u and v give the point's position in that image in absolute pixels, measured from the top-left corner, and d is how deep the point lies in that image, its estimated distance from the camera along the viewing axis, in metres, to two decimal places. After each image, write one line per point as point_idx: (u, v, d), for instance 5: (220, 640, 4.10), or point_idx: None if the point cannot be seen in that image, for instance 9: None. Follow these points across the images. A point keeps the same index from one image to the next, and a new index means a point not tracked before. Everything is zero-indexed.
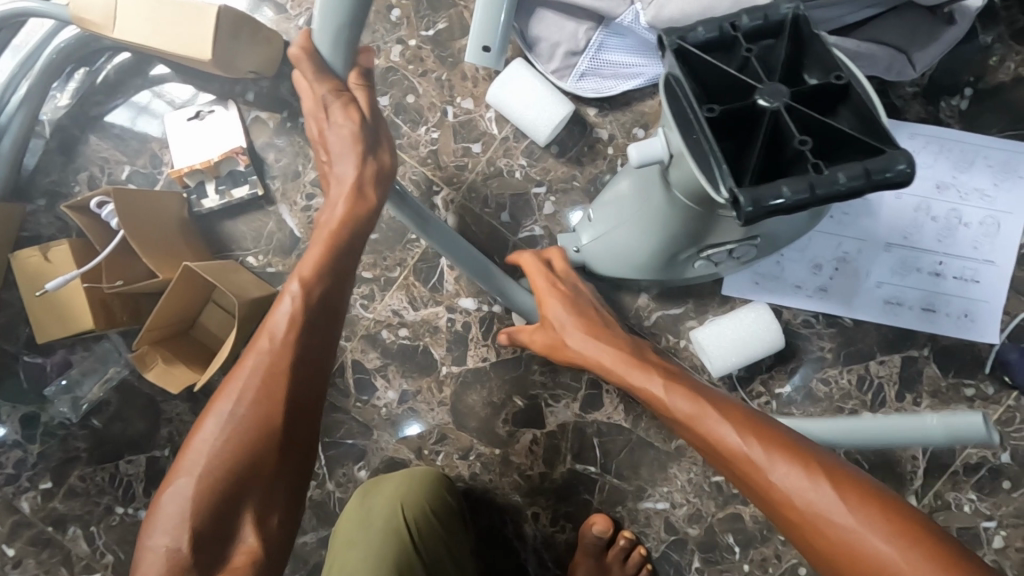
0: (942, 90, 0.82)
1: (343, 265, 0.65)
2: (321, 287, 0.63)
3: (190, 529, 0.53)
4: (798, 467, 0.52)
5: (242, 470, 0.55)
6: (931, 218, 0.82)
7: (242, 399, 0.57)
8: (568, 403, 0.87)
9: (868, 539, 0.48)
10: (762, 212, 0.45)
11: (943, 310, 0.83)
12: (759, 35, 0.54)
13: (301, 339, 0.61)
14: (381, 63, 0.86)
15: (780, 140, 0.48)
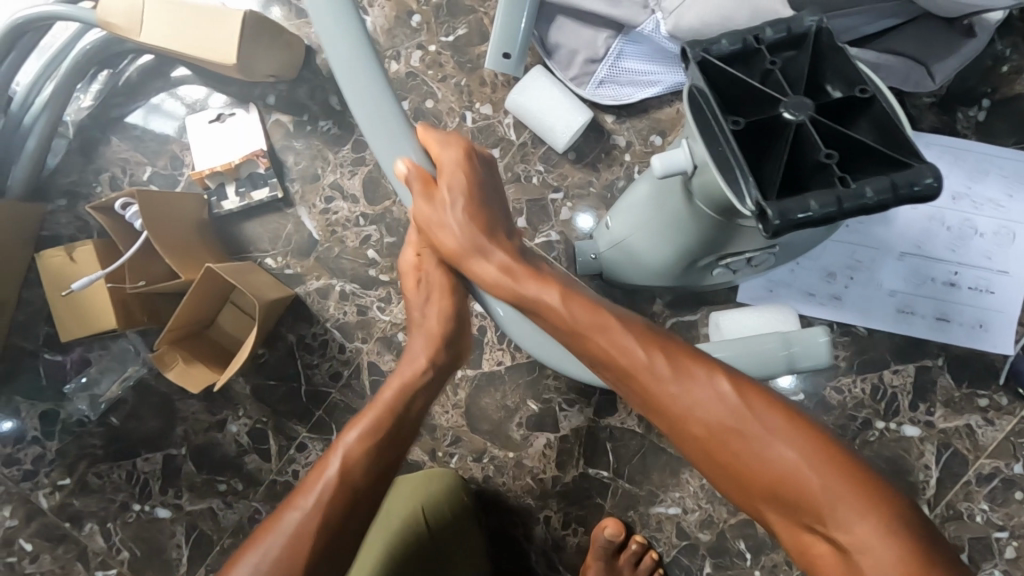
0: (959, 100, 0.82)
1: (393, 455, 0.62)
2: (375, 432, 0.62)
3: None
4: (695, 376, 0.53)
5: None
6: (945, 228, 0.83)
7: (262, 564, 0.55)
8: (581, 407, 0.87)
9: (772, 446, 0.50)
10: (788, 225, 0.45)
11: (957, 319, 0.83)
12: (780, 47, 0.54)
13: (338, 507, 0.57)
14: (400, 68, 0.87)
15: (805, 152, 0.48)
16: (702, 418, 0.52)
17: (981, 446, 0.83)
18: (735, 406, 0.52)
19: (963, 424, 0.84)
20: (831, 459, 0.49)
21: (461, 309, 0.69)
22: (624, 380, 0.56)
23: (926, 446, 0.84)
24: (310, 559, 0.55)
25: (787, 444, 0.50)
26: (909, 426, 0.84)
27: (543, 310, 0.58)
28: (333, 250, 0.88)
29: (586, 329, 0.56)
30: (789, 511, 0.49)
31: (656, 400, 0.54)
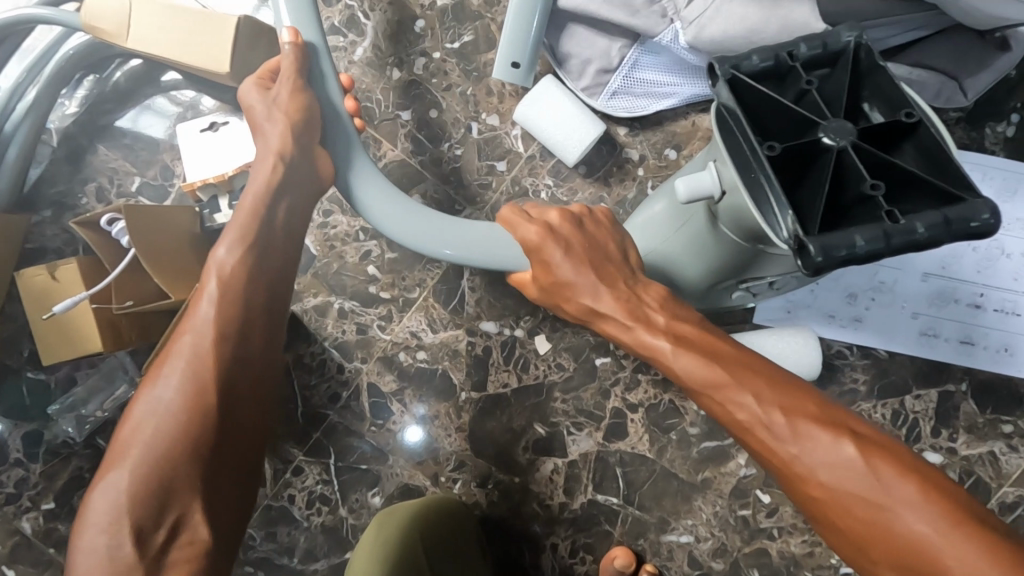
0: (987, 116, 0.79)
1: (262, 272, 0.63)
2: (243, 251, 0.61)
3: (130, 523, 0.50)
4: (831, 431, 0.50)
5: (178, 451, 0.53)
6: (971, 249, 0.80)
7: (173, 381, 0.56)
8: (590, 432, 0.84)
9: (904, 510, 0.46)
10: (833, 262, 0.42)
11: (982, 343, 0.80)
12: (816, 65, 0.51)
13: (231, 310, 0.59)
14: (403, 76, 0.83)
15: (847, 182, 0.45)
16: (827, 475, 0.49)
17: (1005, 475, 0.80)
18: (863, 464, 0.48)
19: (986, 451, 0.81)
20: (964, 524, 0.45)
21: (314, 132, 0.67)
22: (737, 427, 0.54)
23: (948, 474, 0.81)
24: (217, 363, 0.57)
25: (763, 389, 0.53)
26: (931, 453, 0.81)
27: (655, 355, 0.59)
28: (331, 266, 0.85)
29: (707, 386, 0.55)
30: None
31: (773, 453, 0.52)
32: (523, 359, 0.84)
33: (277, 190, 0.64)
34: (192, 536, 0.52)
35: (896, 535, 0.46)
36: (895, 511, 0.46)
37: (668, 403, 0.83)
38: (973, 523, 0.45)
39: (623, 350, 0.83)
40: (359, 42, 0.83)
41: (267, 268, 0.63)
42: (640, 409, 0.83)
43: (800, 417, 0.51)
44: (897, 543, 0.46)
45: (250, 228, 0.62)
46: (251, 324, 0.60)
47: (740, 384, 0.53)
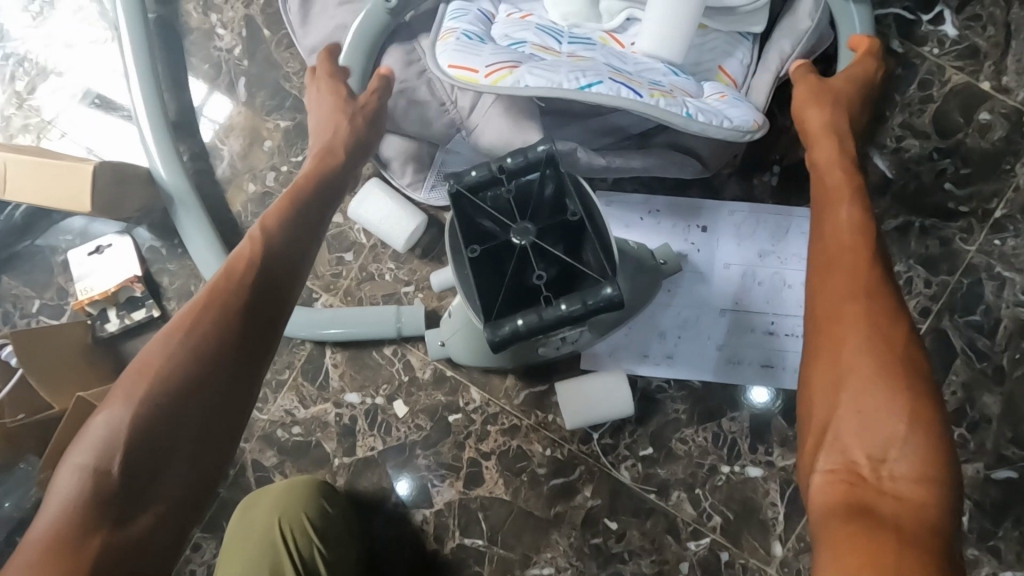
0: (752, 170, 0.92)
1: (290, 254, 0.70)
2: (283, 228, 0.71)
3: (122, 448, 0.55)
4: (892, 322, 0.59)
5: (184, 383, 0.59)
6: (758, 283, 0.91)
7: (191, 330, 0.61)
8: (452, 482, 0.93)
9: (877, 367, 0.57)
10: (502, 341, 0.54)
11: (781, 364, 0.91)
12: (521, 172, 0.63)
13: (254, 273, 0.67)
14: (258, 188, 0.96)
15: (525, 273, 0.57)
16: (899, 338, 0.59)
17: None
18: (900, 343, 0.58)
19: None
20: (917, 402, 0.55)
21: (353, 163, 0.80)
22: (861, 304, 0.60)
23: (770, 484, 0.91)
24: (228, 311, 0.63)
25: (876, 294, 0.61)
26: (752, 467, 0.91)
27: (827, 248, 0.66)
28: None
29: (856, 258, 0.63)
30: (861, 434, 0.55)
31: (885, 327, 0.59)
32: (385, 423, 0.94)
33: (318, 190, 0.76)
34: (176, 484, 0.56)
35: (886, 397, 0.56)
36: (891, 386, 0.56)
37: (517, 448, 0.93)
38: (923, 408, 0.55)
39: (472, 406, 0.93)
40: (218, 165, 0.96)
41: (299, 255, 0.71)
42: (493, 456, 0.93)
43: (852, 294, 0.61)
44: (874, 399, 0.56)
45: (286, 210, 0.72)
46: (274, 294, 0.67)
47: (862, 259, 0.63)
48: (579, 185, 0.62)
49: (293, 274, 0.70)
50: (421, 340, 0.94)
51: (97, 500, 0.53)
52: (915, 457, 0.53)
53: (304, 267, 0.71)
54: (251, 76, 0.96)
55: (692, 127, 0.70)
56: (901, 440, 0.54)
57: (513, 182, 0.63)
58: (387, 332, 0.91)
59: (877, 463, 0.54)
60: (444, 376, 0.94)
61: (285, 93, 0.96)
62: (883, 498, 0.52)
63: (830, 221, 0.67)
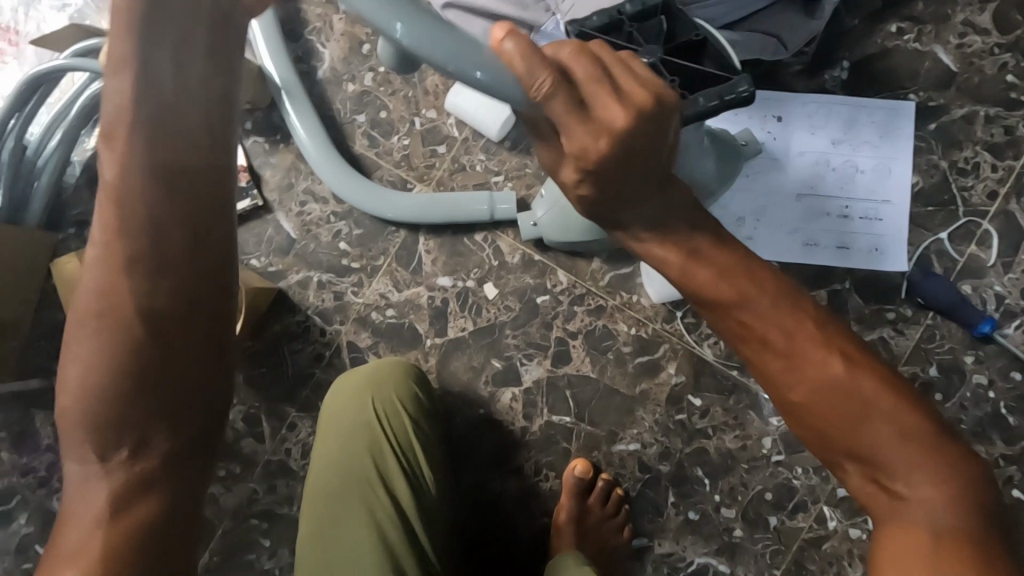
0: (823, 64, 0.97)
1: (176, 186, 0.54)
2: (121, 148, 0.52)
3: (94, 453, 0.56)
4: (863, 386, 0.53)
5: (120, 379, 0.55)
6: (832, 170, 0.96)
7: (92, 311, 0.55)
8: (540, 361, 0.97)
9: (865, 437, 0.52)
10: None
11: (856, 246, 0.95)
12: (639, 17, 0.68)
13: (129, 223, 0.54)
14: (356, 88, 1.02)
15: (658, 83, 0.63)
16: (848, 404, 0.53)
17: (897, 356, 0.94)
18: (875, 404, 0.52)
19: (877, 338, 0.94)
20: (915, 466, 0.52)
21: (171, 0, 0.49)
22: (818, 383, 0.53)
23: None
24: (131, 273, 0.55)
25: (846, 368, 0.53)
26: None
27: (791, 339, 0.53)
28: (309, 246, 1.01)
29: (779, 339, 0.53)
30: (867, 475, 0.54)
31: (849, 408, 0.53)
32: (475, 305, 0.98)
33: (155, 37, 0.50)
34: (158, 458, 0.57)
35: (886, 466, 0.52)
36: (854, 396, 0.52)
37: (603, 328, 0.97)
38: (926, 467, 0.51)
39: (559, 288, 0.98)
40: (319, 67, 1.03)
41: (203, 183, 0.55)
42: (579, 336, 0.97)
43: (787, 351, 0.53)
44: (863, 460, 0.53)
45: (124, 102, 0.51)
46: (172, 237, 0.55)
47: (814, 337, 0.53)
48: (696, 21, 0.67)
49: (198, 200, 0.56)
50: (510, 227, 0.99)
51: (97, 487, 0.56)
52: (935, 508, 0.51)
53: (211, 195, 0.56)
54: None
55: None
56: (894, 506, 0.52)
57: (631, 25, 0.68)
58: (479, 215, 0.97)
59: (862, 460, 0.53)
60: (532, 260, 0.98)
61: None
62: (900, 465, 0.52)
63: (690, 274, 0.54)
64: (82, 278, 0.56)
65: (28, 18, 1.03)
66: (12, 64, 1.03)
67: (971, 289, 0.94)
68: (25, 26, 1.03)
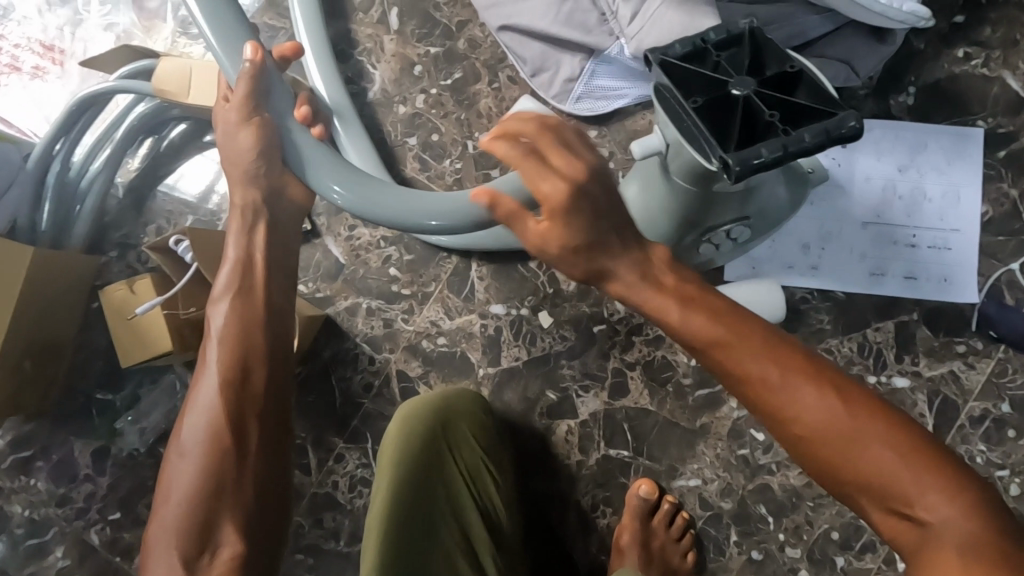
0: (889, 90, 0.95)
1: (250, 332, 0.70)
2: (235, 303, 0.70)
3: (179, 555, 0.62)
4: (835, 404, 0.56)
5: (201, 487, 0.65)
6: (899, 197, 0.94)
7: (193, 426, 0.67)
8: (596, 392, 0.94)
9: (859, 453, 0.55)
10: (747, 169, 0.59)
11: (925, 276, 0.93)
12: (725, 46, 0.67)
13: (231, 357, 0.69)
14: (408, 110, 1.00)
15: (754, 116, 0.62)
16: (829, 424, 0.56)
17: (968, 391, 0.91)
18: (853, 416, 0.55)
19: (947, 371, 0.91)
20: (918, 471, 0.53)
21: (258, 178, 0.68)
22: (795, 411, 0.57)
23: (918, 395, 0.91)
24: (235, 392, 0.68)
25: (812, 388, 0.57)
26: (898, 378, 0.92)
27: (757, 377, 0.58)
28: (358, 271, 0.98)
29: (748, 377, 0.58)
30: (879, 497, 0.55)
31: (831, 429, 0.56)
32: (529, 334, 0.96)
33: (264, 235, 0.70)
34: (229, 550, 0.63)
35: (891, 480, 0.54)
36: (837, 429, 0.55)
37: (662, 358, 0.94)
38: (930, 471, 0.53)
39: (616, 317, 0.95)
40: (369, 88, 1.01)
41: (252, 325, 0.70)
42: (637, 366, 0.94)
43: (762, 383, 0.57)
44: (868, 478, 0.54)
45: (244, 267, 0.70)
46: (250, 360, 0.69)
47: (777, 359, 0.58)
48: (787, 51, 0.65)
49: (277, 332, 0.72)
50: None
51: None
52: (950, 506, 0.52)
53: (258, 330, 0.70)
54: (403, 6, 1.02)
55: (872, 8, 0.81)
56: (913, 513, 0.53)
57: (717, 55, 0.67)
58: None
59: (871, 493, 0.55)
60: (589, 288, 0.96)
61: (435, 22, 1.01)
62: (911, 492, 0.53)
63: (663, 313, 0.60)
64: (191, 402, 0.69)
65: (73, 37, 1.02)
66: (57, 84, 1.01)
67: None
68: (71, 45, 1.02)
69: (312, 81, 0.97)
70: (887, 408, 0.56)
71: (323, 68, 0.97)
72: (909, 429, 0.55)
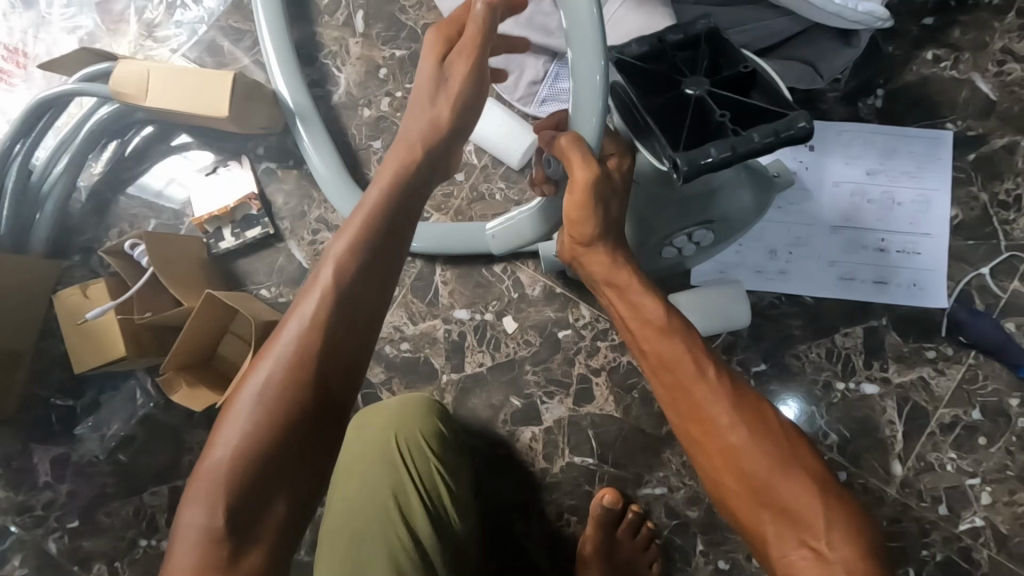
0: (858, 92, 0.94)
1: (366, 287, 0.62)
2: (358, 252, 0.62)
3: (225, 506, 0.53)
4: (758, 429, 0.64)
5: (273, 441, 0.56)
6: (868, 201, 0.93)
7: (273, 376, 0.57)
8: (561, 399, 0.93)
9: (776, 480, 0.61)
10: (695, 170, 0.58)
11: (894, 281, 0.91)
12: (682, 46, 0.65)
13: (335, 308, 0.60)
14: (373, 113, 0.99)
15: (706, 117, 0.61)
16: (751, 448, 0.63)
17: (938, 397, 0.89)
18: (773, 444, 0.63)
19: (917, 377, 0.90)
20: (826, 503, 0.59)
21: (447, 157, 0.73)
22: (724, 426, 0.64)
23: (887, 402, 0.90)
24: (327, 345, 0.59)
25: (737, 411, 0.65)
26: (867, 384, 0.90)
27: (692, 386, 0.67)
28: None
29: (687, 387, 0.67)
30: (791, 526, 0.60)
31: (752, 454, 0.63)
32: (494, 339, 0.94)
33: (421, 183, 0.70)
34: (277, 515, 0.55)
35: (802, 509, 0.59)
36: (758, 453, 0.62)
37: (628, 364, 0.93)
38: (835, 506, 0.59)
39: (581, 322, 0.94)
40: (335, 91, 1.00)
41: (370, 283, 0.63)
42: (603, 372, 0.93)
43: (698, 392, 0.66)
44: (781, 502, 0.60)
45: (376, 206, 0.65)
46: (363, 317, 0.62)
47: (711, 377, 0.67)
48: (743, 50, 0.64)
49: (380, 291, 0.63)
50: (530, 258, 0.95)
51: (217, 541, 0.52)
52: (849, 538, 0.58)
53: (377, 291, 0.63)
54: (369, 9, 1.01)
55: (829, 8, 0.80)
56: (817, 540, 0.58)
57: (674, 56, 0.65)
58: None
59: (785, 519, 0.60)
60: (554, 293, 0.95)
61: (401, 25, 1.00)
62: (818, 522, 0.59)
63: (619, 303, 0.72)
64: (272, 342, 0.59)
65: (37, 40, 1.01)
66: (21, 87, 1.00)
67: (1015, 327, 0.89)
68: (35, 49, 1.01)
69: (276, 85, 0.96)
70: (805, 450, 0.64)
71: (287, 70, 0.96)
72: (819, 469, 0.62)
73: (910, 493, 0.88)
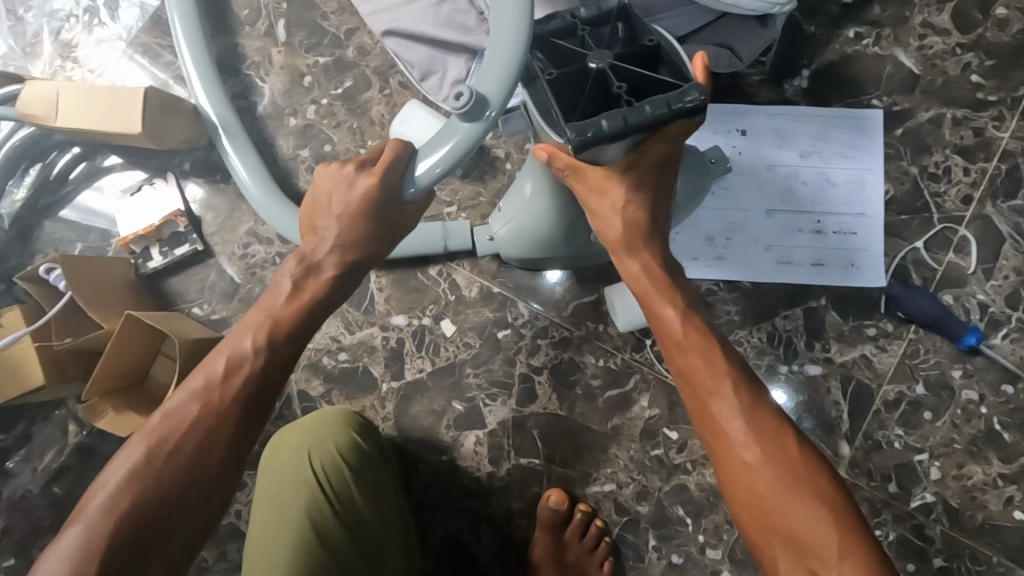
0: (783, 74, 0.94)
1: (277, 374, 0.66)
2: (269, 340, 0.65)
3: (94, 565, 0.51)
4: (770, 444, 0.60)
5: (156, 508, 0.55)
6: (803, 183, 0.93)
7: (158, 450, 0.57)
8: (504, 400, 0.91)
9: (786, 508, 0.57)
10: (584, 141, 0.57)
11: (832, 262, 0.91)
12: (594, 22, 0.64)
13: (247, 393, 0.63)
14: (299, 122, 0.98)
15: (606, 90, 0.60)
16: (763, 469, 0.59)
17: (881, 374, 0.88)
18: (792, 466, 0.59)
19: (858, 355, 0.89)
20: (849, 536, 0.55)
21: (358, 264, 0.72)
22: (735, 438, 0.61)
23: (831, 382, 0.89)
24: (223, 422, 0.60)
25: (745, 421, 0.61)
26: (811, 365, 0.89)
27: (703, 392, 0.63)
28: (254, 290, 0.95)
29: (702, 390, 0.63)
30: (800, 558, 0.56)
31: (762, 479, 0.59)
32: (433, 344, 0.93)
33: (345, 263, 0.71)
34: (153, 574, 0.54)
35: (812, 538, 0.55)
36: (772, 476, 0.58)
37: (569, 360, 0.91)
38: (851, 532, 0.55)
39: (520, 321, 0.93)
40: (260, 102, 0.99)
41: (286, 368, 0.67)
42: (544, 371, 0.91)
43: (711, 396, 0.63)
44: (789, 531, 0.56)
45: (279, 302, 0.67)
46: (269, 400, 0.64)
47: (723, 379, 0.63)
48: (651, 27, 0.63)
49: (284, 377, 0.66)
50: (466, 259, 0.94)
51: None
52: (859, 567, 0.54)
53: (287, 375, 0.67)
54: (291, 17, 1.00)
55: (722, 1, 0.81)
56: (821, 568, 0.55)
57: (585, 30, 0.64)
58: (434, 248, 0.91)
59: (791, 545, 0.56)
60: (491, 293, 0.93)
61: (323, 32, 0.99)
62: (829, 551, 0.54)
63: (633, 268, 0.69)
64: (156, 419, 0.59)
65: None
66: None
67: (953, 299, 0.89)
68: None
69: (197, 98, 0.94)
70: (822, 470, 0.59)
71: (208, 83, 0.94)
72: (836, 488, 0.58)
73: (860, 474, 0.87)
